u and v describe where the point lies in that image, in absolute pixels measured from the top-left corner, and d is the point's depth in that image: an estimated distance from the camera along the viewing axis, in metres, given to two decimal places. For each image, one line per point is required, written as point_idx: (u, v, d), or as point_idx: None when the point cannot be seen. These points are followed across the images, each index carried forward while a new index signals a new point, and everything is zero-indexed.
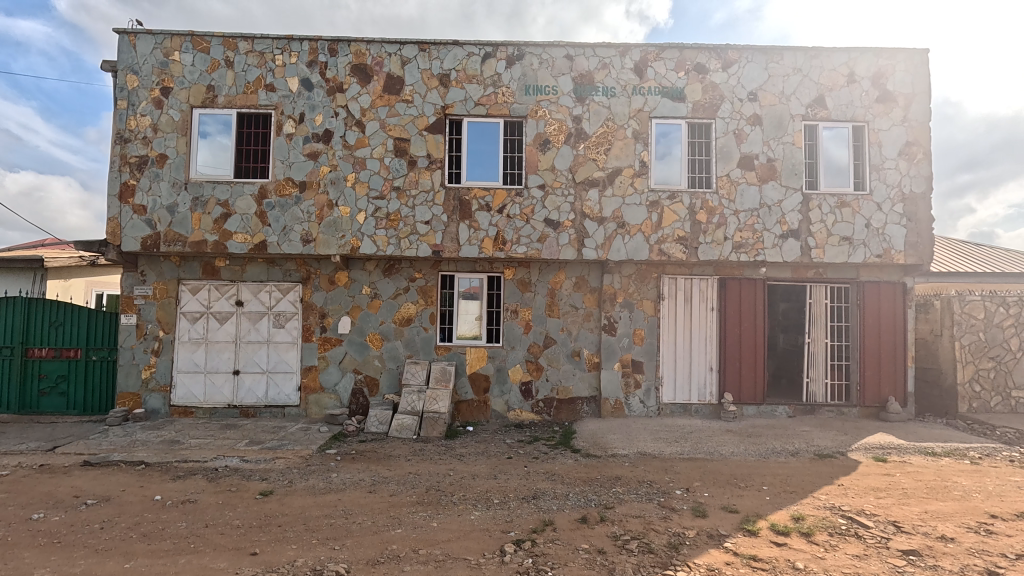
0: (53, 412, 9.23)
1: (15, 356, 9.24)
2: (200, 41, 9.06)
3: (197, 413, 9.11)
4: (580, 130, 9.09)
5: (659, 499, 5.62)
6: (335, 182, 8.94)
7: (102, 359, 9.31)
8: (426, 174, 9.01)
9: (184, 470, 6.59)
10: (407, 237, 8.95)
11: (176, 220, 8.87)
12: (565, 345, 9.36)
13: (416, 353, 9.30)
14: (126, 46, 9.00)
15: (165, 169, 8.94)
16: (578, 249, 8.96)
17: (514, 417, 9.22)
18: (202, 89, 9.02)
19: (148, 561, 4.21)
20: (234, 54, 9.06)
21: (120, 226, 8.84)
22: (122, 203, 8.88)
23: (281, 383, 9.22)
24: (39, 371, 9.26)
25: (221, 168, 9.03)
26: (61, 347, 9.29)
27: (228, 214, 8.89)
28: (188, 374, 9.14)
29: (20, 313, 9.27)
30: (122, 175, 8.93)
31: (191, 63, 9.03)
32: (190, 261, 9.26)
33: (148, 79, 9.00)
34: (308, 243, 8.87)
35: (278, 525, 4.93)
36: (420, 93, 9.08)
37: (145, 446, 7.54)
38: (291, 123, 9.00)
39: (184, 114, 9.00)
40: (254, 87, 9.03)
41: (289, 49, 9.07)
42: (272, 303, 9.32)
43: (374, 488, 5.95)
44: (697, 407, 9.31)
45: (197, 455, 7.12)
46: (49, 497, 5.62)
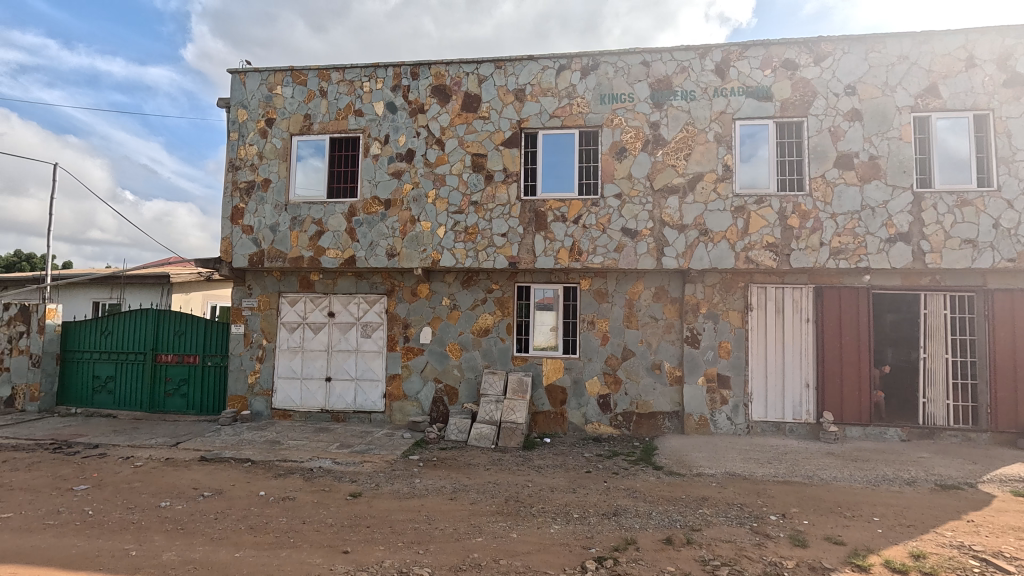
0: (176, 411, 10.37)
1: (147, 361, 10.51)
2: (299, 74, 9.92)
3: (295, 416, 9.83)
4: (658, 137, 8.87)
5: (751, 523, 5.25)
6: (417, 199, 9.37)
7: (215, 365, 10.34)
8: (502, 187, 9.19)
9: (284, 469, 7.14)
10: (484, 249, 9.15)
11: (277, 238, 9.70)
12: (644, 357, 9.08)
13: (493, 363, 9.42)
14: (237, 84, 10.08)
15: (268, 192, 9.84)
16: (657, 258, 8.70)
17: (592, 431, 9.07)
18: (300, 118, 9.86)
19: (254, 551, 4.59)
20: (327, 84, 9.82)
21: (231, 244, 9.83)
22: (233, 224, 9.88)
23: (368, 390, 9.73)
24: (165, 374, 10.46)
25: (315, 189, 9.78)
26: (183, 353, 10.44)
27: (322, 231, 9.59)
28: (287, 380, 9.91)
29: (151, 323, 10.56)
30: (233, 199, 9.95)
31: (291, 95, 9.91)
32: (289, 275, 10.08)
33: (255, 112, 9.99)
34: (392, 258, 9.34)
35: (367, 526, 5.18)
36: (496, 109, 9.32)
37: (250, 445, 8.25)
38: (377, 145, 9.58)
39: (285, 141, 9.89)
40: (345, 114, 9.72)
41: (375, 76, 9.69)
42: (360, 313, 9.90)
43: (455, 495, 6.08)
44: (791, 426, 8.63)
45: (295, 456, 7.68)
46: (173, 487, 6.31)
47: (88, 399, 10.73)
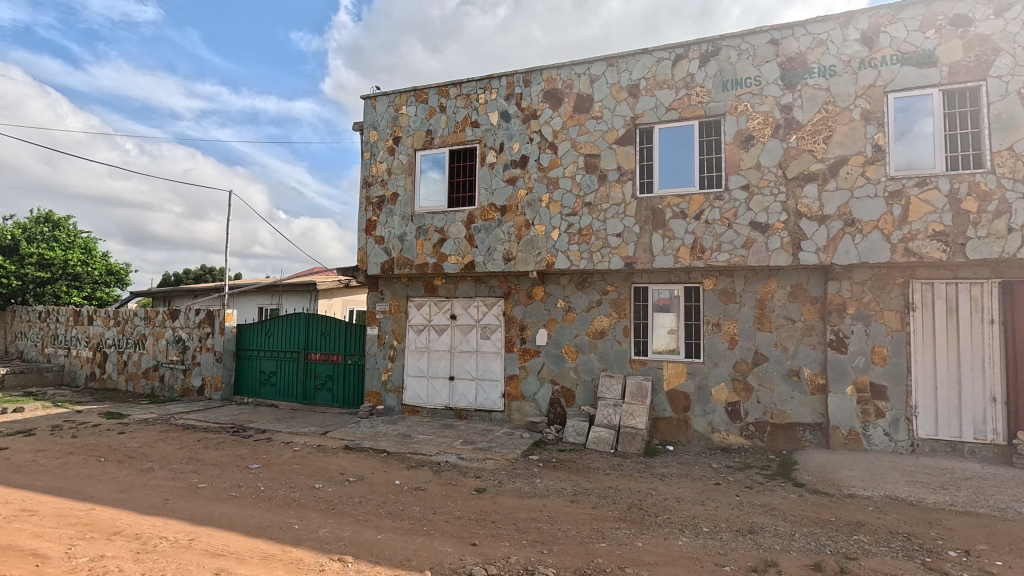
0: (324, 403, 11.68)
1: (300, 358, 11.98)
2: (421, 93, 10.66)
3: (422, 412, 10.54)
4: (791, 120, 8.07)
5: (922, 558, 4.53)
6: (531, 204, 9.54)
7: (355, 363, 11.46)
8: (616, 187, 9.01)
9: (415, 461, 7.68)
10: (599, 250, 9.03)
11: (405, 247, 10.50)
12: (779, 363, 8.31)
13: (610, 366, 9.25)
14: (369, 108, 11.11)
15: (396, 205, 10.70)
16: (792, 253, 7.90)
17: (720, 440, 8.50)
18: (423, 134, 10.58)
19: (394, 535, 5.00)
20: (446, 100, 10.42)
21: (366, 254, 10.84)
22: (367, 235, 10.90)
23: (488, 389, 10.11)
24: (315, 371, 11.83)
25: (437, 200, 10.42)
26: (329, 352, 11.73)
27: (444, 239, 10.18)
28: (415, 378, 10.65)
29: (303, 325, 12.02)
30: (367, 213, 10.98)
31: (415, 113, 10.68)
32: (415, 280, 10.84)
33: (384, 132, 10.94)
34: (508, 262, 9.61)
35: (492, 521, 5.37)
36: (609, 108, 9.17)
37: (386, 437, 9.01)
38: (493, 153, 9.94)
39: (410, 157, 10.68)
40: (462, 126, 10.23)
41: (490, 87, 10.07)
42: (479, 316, 10.32)
43: (576, 498, 6.07)
44: (971, 448, 7.29)
45: (424, 449, 8.23)
46: (325, 471, 7.12)
47: (256, 390, 12.53)
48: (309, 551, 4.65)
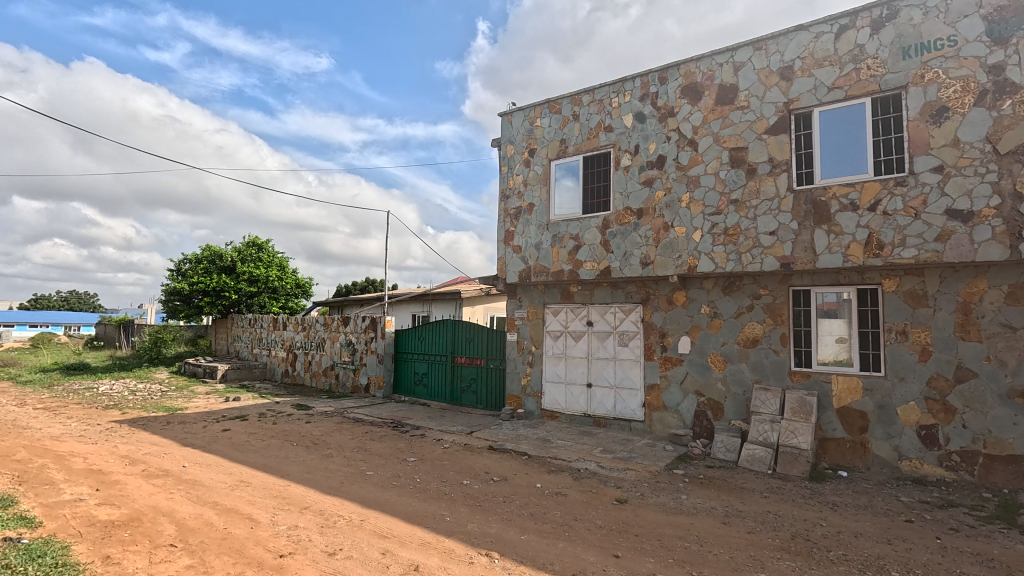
0: (469, 404, 12.44)
1: (448, 361, 12.93)
2: (554, 104, 10.87)
3: (561, 417, 10.64)
4: (1002, 83, 6.59)
5: None
6: (670, 205, 9.13)
7: (496, 367, 12.02)
8: (768, 180, 8.20)
9: (555, 466, 7.78)
10: (749, 251, 8.28)
11: (541, 255, 10.76)
12: (994, 380, 6.78)
13: (765, 378, 8.40)
14: (506, 124, 11.67)
15: (532, 215, 11.03)
16: (1009, 245, 6.41)
17: (910, 470, 7.19)
18: (557, 144, 10.77)
19: (536, 537, 5.11)
20: (579, 107, 10.49)
21: (505, 263, 11.34)
22: (506, 245, 11.41)
23: (627, 398, 9.84)
24: (461, 373, 12.66)
25: (572, 207, 10.50)
26: (473, 356, 12.47)
27: (579, 245, 10.21)
28: (553, 384, 10.79)
29: (450, 331, 12.97)
30: (506, 224, 11.50)
31: (548, 124, 10.93)
32: (552, 288, 11.03)
33: (520, 145, 11.37)
34: (646, 266, 9.29)
35: (635, 534, 5.20)
36: (757, 95, 8.41)
37: (526, 440, 9.27)
38: (628, 156, 9.73)
39: (545, 167, 10.94)
40: (596, 132, 10.20)
41: (623, 89, 9.90)
42: (617, 322, 10.12)
43: (729, 520, 5.60)
44: None
45: (563, 455, 8.29)
46: (471, 469, 7.56)
47: (411, 390, 13.80)
48: (460, 543, 4.97)
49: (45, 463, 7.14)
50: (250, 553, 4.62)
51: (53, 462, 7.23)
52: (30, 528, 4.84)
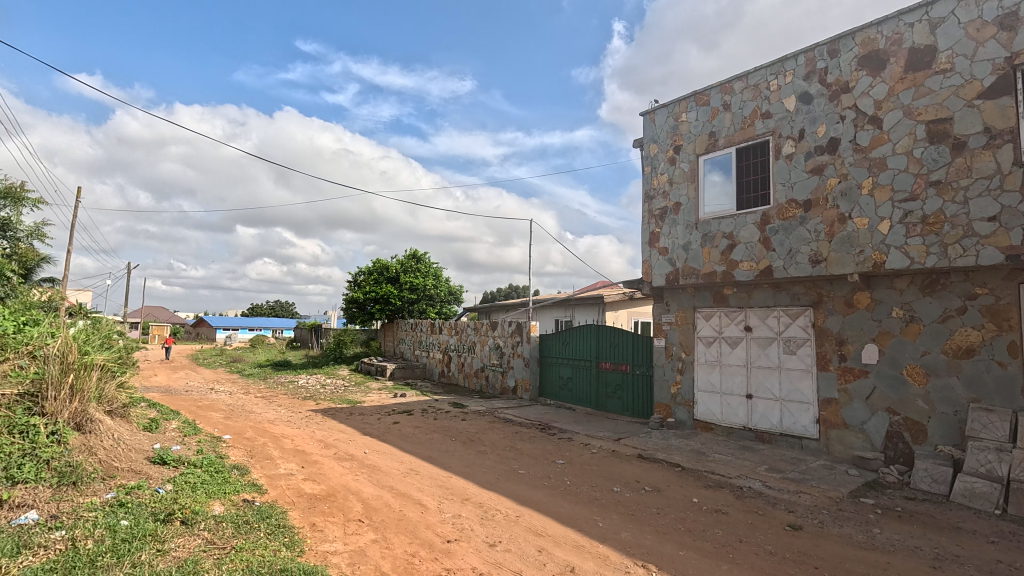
0: (615, 411, 12.22)
1: (593, 366, 12.88)
2: (702, 96, 10.27)
3: (716, 429, 9.90)
4: None
5: None
6: (847, 193, 7.99)
7: (643, 374, 11.64)
8: (983, 155, 6.73)
9: (713, 481, 7.27)
10: (958, 242, 6.87)
11: (691, 256, 10.19)
12: None
13: (986, 396, 6.87)
14: (649, 123, 11.34)
15: (680, 214, 10.51)
16: None
17: None
18: (705, 138, 10.13)
19: (697, 555, 4.84)
20: (730, 96, 9.75)
21: (651, 265, 10.98)
22: (651, 247, 11.05)
23: (797, 412, 8.80)
24: (606, 379, 12.52)
25: (725, 203, 9.78)
26: (619, 362, 12.25)
27: (735, 244, 9.45)
28: (707, 393, 10.09)
29: (595, 336, 12.91)
30: (651, 225, 11.14)
31: (695, 118, 10.34)
32: (703, 291, 10.35)
33: (664, 143, 10.95)
34: (818, 264, 8.25)
35: (815, 566, 4.63)
36: (964, 54, 6.97)
37: (679, 451, 8.81)
38: (791, 143, 8.76)
39: (692, 163, 10.36)
40: (751, 120, 9.37)
41: (783, 70, 8.97)
42: (781, 328, 9.12)
43: (941, 565, 4.68)
44: None
45: (722, 470, 7.71)
46: (621, 476, 7.43)
47: (556, 393, 14.03)
48: (615, 551, 4.91)
49: (266, 441, 8.76)
50: (423, 535, 5.12)
51: (271, 440, 8.84)
52: (260, 493, 5.97)
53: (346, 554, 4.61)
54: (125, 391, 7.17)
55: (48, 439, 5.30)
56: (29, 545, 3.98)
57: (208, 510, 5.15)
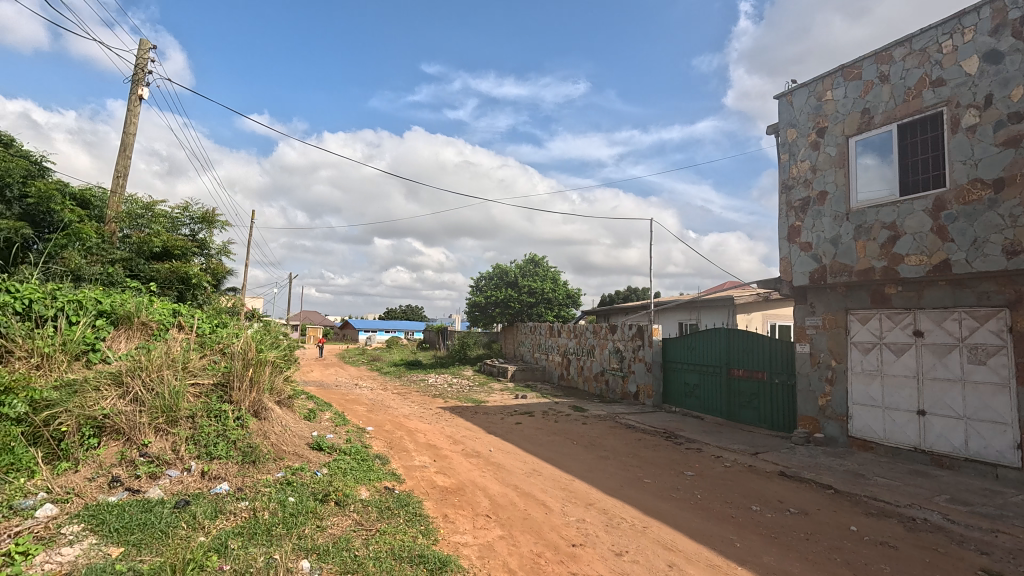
0: (750, 422, 11.23)
1: (723, 373, 11.98)
2: (851, 69, 9.07)
3: (878, 449, 8.61)
4: None
5: None
6: None
7: (783, 382, 10.54)
8: None
9: (876, 508, 6.32)
10: None
11: (840, 251, 9.04)
12: None
13: None
14: (786, 106, 10.32)
15: (826, 205, 9.39)
16: None
17: None
18: (857, 116, 8.92)
19: None
20: (888, 66, 8.48)
21: (792, 263, 9.97)
22: (791, 243, 10.04)
23: (988, 435, 7.31)
24: (738, 387, 11.56)
25: (883, 189, 8.52)
26: (753, 369, 11.25)
27: (897, 235, 8.17)
28: (865, 407, 8.82)
29: (725, 340, 12.02)
30: (790, 218, 10.12)
31: (843, 95, 9.16)
32: (857, 290, 9.08)
33: (805, 127, 9.88)
34: (1015, 256, 6.81)
35: None
36: None
37: (830, 471, 7.81)
38: (973, 113, 7.35)
39: (840, 146, 9.19)
40: (916, 91, 8.04)
41: (961, 28, 7.57)
42: (964, 333, 7.66)
43: None
44: None
45: (887, 496, 6.67)
46: (760, 494, 6.79)
47: (682, 401, 13.29)
48: None
49: (402, 434, 9.51)
50: (548, 536, 5.15)
51: (407, 434, 9.57)
52: (398, 482, 6.49)
53: (476, 547, 4.81)
54: (291, 385, 8.27)
55: (235, 423, 6.32)
56: (223, 511, 4.76)
57: (357, 494, 5.73)
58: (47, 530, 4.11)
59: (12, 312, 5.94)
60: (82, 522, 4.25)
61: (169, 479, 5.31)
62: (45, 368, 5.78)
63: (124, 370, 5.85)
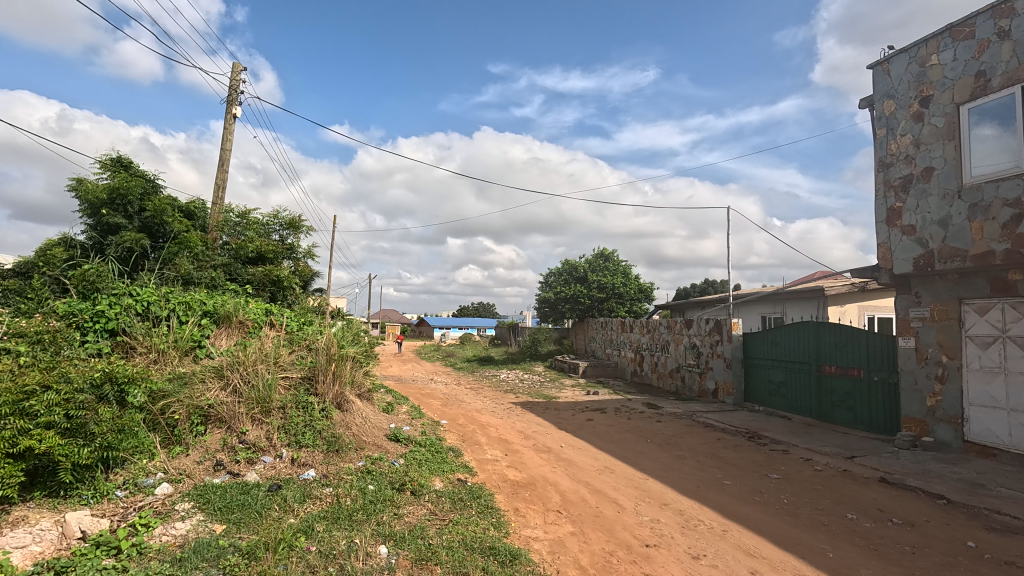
0: (845, 423, 10.34)
1: (812, 370, 11.12)
2: (961, 28, 8.04)
3: (1001, 457, 7.60)
4: None
5: None
6: None
7: (883, 380, 9.59)
8: None
9: (1000, 523, 5.58)
10: None
11: (951, 233, 8.06)
12: None
13: None
14: (882, 76, 9.36)
15: (932, 182, 8.42)
16: None
17: None
18: (969, 80, 7.89)
19: None
20: (1008, 20, 7.41)
21: (892, 249, 9.06)
22: (891, 227, 9.12)
23: None
24: (830, 385, 10.69)
25: (1004, 162, 7.48)
26: (847, 365, 10.33)
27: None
28: (985, 409, 7.82)
29: (813, 334, 11.15)
30: (889, 200, 9.19)
31: (952, 58, 8.14)
32: (972, 277, 8.06)
33: (905, 97, 8.90)
34: None
35: None
36: None
37: (941, 479, 7.00)
38: None
39: (949, 116, 8.19)
40: None
41: None
42: None
43: None
44: None
45: (1014, 510, 5.87)
46: (856, 501, 6.23)
47: (766, 399, 12.50)
48: None
49: (475, 428, 9.72)
50: (620, 535, 5.05)
51: (479, 428, 9.78)
52: (471, 475, 6.63)
53: (547, 542, 4.81)
54: (370, 379, 8.71)
55: (320, 414, 6.77)
56: (310, 495, 5.12)
57: (431, 485, 5.93)
58: (164, 506, 4.63)
59: (134, 313, 6.74)
60: (192, 500, 4.74)
61: (264, 465, 5.80)
62: (161, 362, 6.53)
63: (224, 364, 6.46)
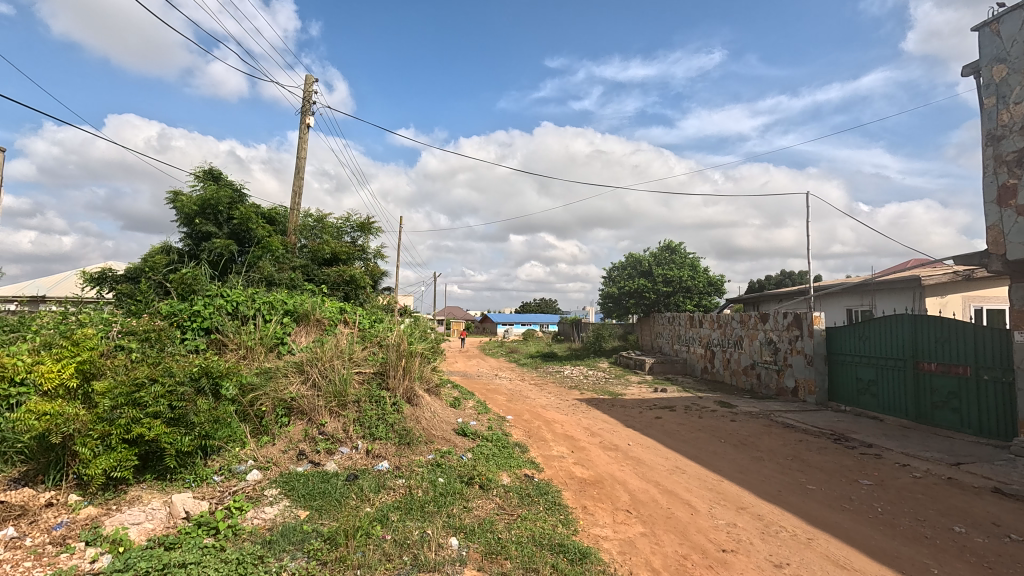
0: (948, 426, 9.35)
1: (908, 368, 10.15)
2: None
3: None
4: None
5: None
6: None
7: (995, 380, 8.57)
8: None
9: None
10: None
11: None
12: None
13: None
14: (989, 38, 8.35)
15: None
16: None
17: None
18: None
19: None
20: None
21: (1003, 232, 8.08)
22: (1002, 208, 8.12)
23: None
24: (930, 385, 9.70)
25: None
26: (950, 363, 9.34)
27: None
28: None
29: (909, 329, 10.18)
30: (1000, 177, 8.20)
31: None
32: None
33: (1019, 60, 7.89)
34: None
35: None
36: None
37: None
38: None
39: None
40: None
41: None
42: None
43: None
44: None
45: None
46: (965, 514, 5.61)
47: (854, 399, 11.56)
48: None
49: (540, 424, 9.71)
50: (695, 538, 4.86)
51: (544, 424, 9.77)
52: (537, 470, 6.64)
53: (617, 542, 4.72)
54: (438, 374, 8.94)
55: (392, 408, 7.03)
56: (384, 486, 5.34)
57: (498, 479, 6.00)
58: (254, 491, 5.00)
59: (225, 313, 7.32)
60: (279, 486, 5.09)
61: (342, 455, 6.11)
62: (250, 357, 7.01)
63: (304, 360, 6.87)
